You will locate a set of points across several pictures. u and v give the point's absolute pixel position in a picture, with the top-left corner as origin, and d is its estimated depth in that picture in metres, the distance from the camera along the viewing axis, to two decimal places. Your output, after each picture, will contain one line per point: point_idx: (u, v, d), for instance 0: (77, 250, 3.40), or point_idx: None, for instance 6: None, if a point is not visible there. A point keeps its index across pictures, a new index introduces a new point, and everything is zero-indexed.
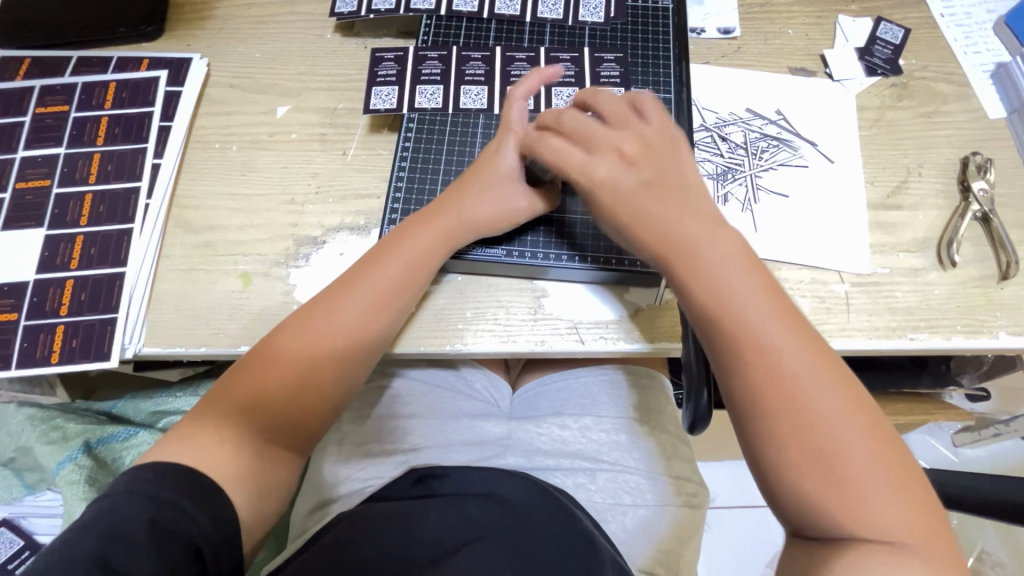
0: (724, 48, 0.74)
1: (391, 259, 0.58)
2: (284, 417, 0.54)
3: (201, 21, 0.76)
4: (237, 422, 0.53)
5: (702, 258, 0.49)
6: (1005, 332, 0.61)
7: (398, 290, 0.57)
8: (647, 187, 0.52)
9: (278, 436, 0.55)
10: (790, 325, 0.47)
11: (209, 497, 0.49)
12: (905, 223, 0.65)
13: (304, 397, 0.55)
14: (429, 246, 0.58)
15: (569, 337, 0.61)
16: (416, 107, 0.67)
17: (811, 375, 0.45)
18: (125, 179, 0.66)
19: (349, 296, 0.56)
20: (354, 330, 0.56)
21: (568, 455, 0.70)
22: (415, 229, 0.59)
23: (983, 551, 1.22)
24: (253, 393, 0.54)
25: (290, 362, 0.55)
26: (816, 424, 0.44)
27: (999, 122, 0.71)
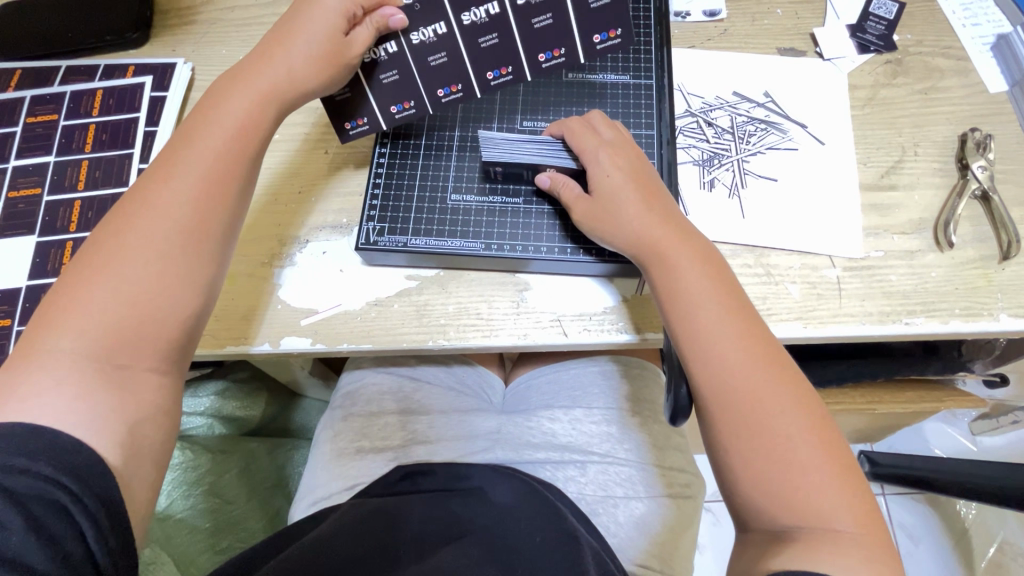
0: (710, 31, 0.72)
1: (201, 133, 0.51)
2: (119, 340, 0.45)
3: (186, 26, 0.77)
4: (67, 357, 0.44)
5: (677, 266, 0.53)
6: (1006, 314, 0.58)
7: (220, 157, 0.51)
8: (632, 199, 0.55)
9: (135, 357, 0.46)
10: (756, 329, 0.51)
11: (73, 461, 0.41)
12: (900, 204, 0.63)
13: (150, 298, 0.46)
14: (244, 112, 0.53)
15: (552, 329, 0.60)
16: (392, 116, 0.62)
17: (770, 380, 0.48)
18: (113, 184, 0.67)
19: (164, 184, 0.49)
20: (186, 208, 0.49)
21: (557, 448, 0.69)
22: (219, 97, 0.53)
23: (1005, 541, 1.20)
24: (79, 318, 0.45)
25: (116, 275, 0.46)
26: (760, 416, 0.47)
27: (1000, 96, 0.68)
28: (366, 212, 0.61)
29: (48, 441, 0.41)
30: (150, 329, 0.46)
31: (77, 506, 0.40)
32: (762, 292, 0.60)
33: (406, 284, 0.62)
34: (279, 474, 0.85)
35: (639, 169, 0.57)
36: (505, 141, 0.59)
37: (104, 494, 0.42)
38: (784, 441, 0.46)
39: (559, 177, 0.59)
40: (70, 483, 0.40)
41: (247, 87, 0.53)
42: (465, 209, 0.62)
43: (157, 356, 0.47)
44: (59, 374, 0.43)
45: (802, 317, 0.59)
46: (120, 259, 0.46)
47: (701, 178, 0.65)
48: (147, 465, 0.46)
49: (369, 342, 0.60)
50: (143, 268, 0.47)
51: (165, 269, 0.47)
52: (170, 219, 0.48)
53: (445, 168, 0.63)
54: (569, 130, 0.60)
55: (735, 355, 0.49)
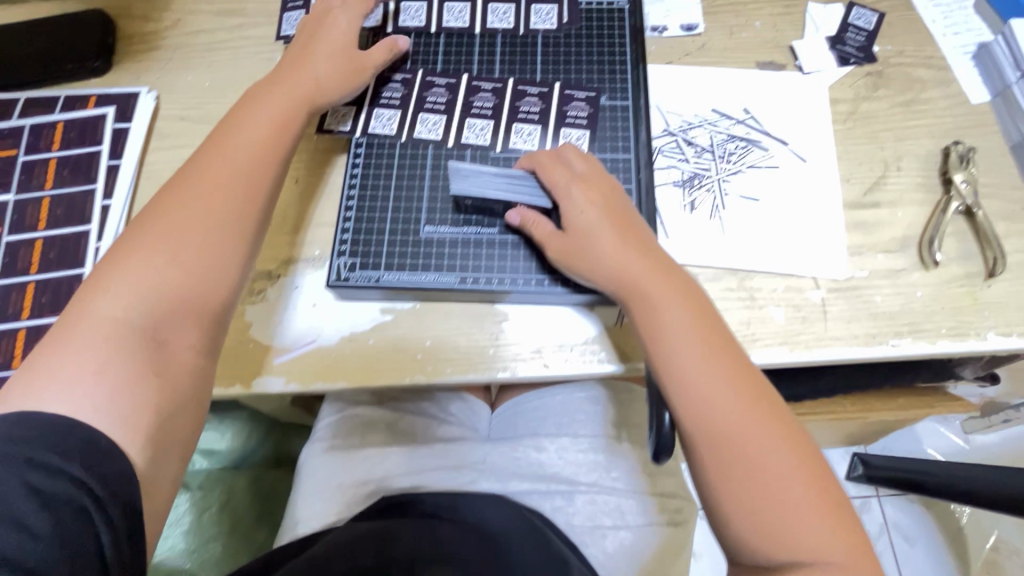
0: (688, 46, 0.71)
1: (239, 130, 0.55)
2: (168, 312, 0.47)
3: (149, 53, 0.75)
4: (104, 336, 0.44)
5: (657, 304, 0.51)
6: (993, 332, 0.57)
7: (256, 149, 0.54)
8: (609, 234, 0.54)
9: (178, 332, 0.47)
10: (744, 370, 0.49)
11: (103, 452, 0.40)
12: (884, 222, 0.62)
13: (190, 268, 0.49)
14: (277, 108, 0.57)
15: (533, 362, 0.58)
16: (369, 132, 0.63)
17: (757, 419, 0.47)
18: (75, 222, 0.64)
19: (198, 173, 0.52)
20: (220, 191, 0.51)
21: (544, 479, 0.68)
22: (254, 105, 0.57)
23: (1000, 539, 1.22)
24: (117, 298, 0.46)
25: (163, 255, 0.48)
26: (753, 460, 0.46)
27: (983, 107, 0.67)
28: (336, 246, 0.59)
29: (67, 427, 0.40)
30: (194, 302, 0.48)
31: (83, 497, 0.38)
32: (745, 317, 0.59)
33: (381, 318, 0.60)
34: (264, 505, 0.82)
35: (615, 202, 0.56)
36: (473, 173, 0.58)
37: (113, 486, 0.40)
38: (778, 483, 0.45)
39: (530, 213, 0.57)
40: (98, 487, 0.39)
41: (280, 88, 0.58)
42: (440, 240, 0.59)
43: (200, 330, 0.49)
44: (103, 349, 0.44)
45: (787, 342, 0.58)
46: (160, 238, 0.49)
47: (682, 199, 0.64)
48: (174, 447, 0.45)
49: (344, 380, 0.59)
50: (191, 245, 0.49)
51: (202, 246, 0.49)
52: (208, 201, 0.51)
53: (418, 197, 0.61)
54: (539, 164, 0.58)
55: (729, 397, 0.48)
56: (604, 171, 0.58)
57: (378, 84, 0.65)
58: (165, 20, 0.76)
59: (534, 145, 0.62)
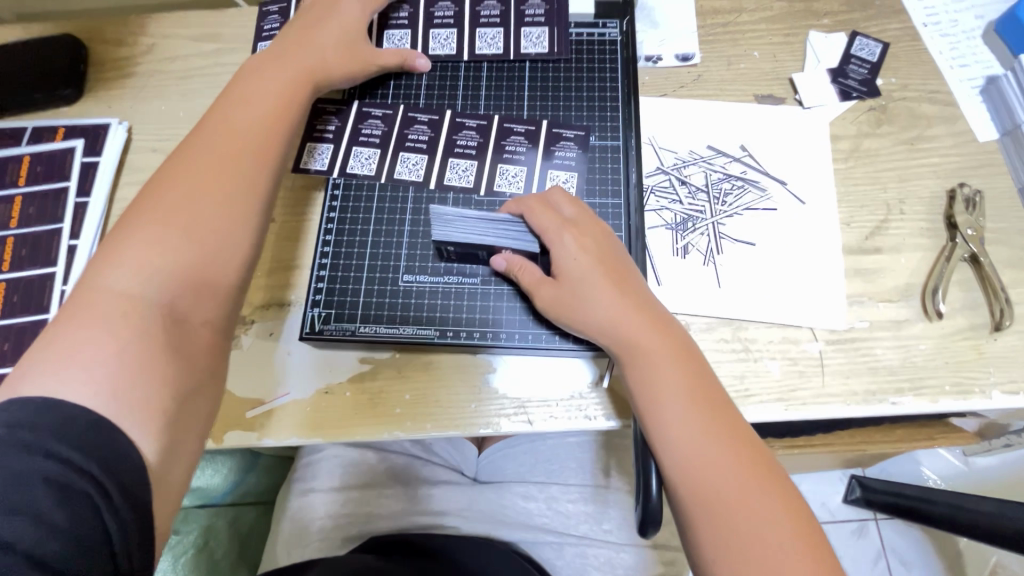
0: (683, 77, 0.68)
1: (247, 96, 0.51)
2: (185, 284, 0.42)
3: (121, 80, 0.72)
4: (113, 313, 0.38)
5: (651, 361, 0.48)
6: (999, 390, 0.55)
7: (267, 117, 0.50)
8: (602, 284, 0.51)
9: (195, 306, 0.42)
10: (741, 435, 0.47)
11: (119, 441, 0.34)
12: (885, 269, 0.59)
13: (207, 236, 0.44)
14: (288, 79, 0.53)
15: (517, 418, 0.56)
16: (346, 172, 0.61)
17: (755, 490, 0.44)
18: (40, 264, 0.62)
19: (206, 143, 0.47)
20: (236, 155, 0.47)
21: (531, 529, 0.66)
22: (258, 75, 0.53)
23: (999, 564, 1.20)
24: (127, 271, 0.40)
25: (173, 225, 0.43)
26: (755, 534, 0.43)
27: (990, 146, 0.64)
28: (310, 296, 0.58)
29: (81, 415, 0.34)
30: (211, 275, 0.43)
31: (100, 495, 0.32)
32: (738, 370, 0.56)
33: (358, 368, 0.57)
34: (242, 546, 0.80)
35: (608, 249, 0.53)
36: (457, 219, 0.53)
37: (130, 483, 0.34)
38: (780, 561, 0.42)
39: (515, 259, 0.55)
40: (109, 483, 0.33)
41: (287, 60, 0.54)
42: (419, 291, 0.57)
43: (216, 306, 0.44)
44: (115, 327, 0.38)
45: (783, 399, 0.55)
46: (168, 206, 0.43)
47: (674, 243, 0.61)
48: (194, 435, 0.40)
49: (319, 436, 0.56)
50: (206, 214, 0.44)
51: (219, 214, 0.45)
52: (219, 171, 0.46)
53: (396, 246, 0.59)
54: (527, 208, 0.55)
55: (726, 465, 0.45)
56: (594, 217, 0.55)
57: (357, 120, 0.62)
58: (139, 45, 0.73)
59: (519, 188, 0.60)
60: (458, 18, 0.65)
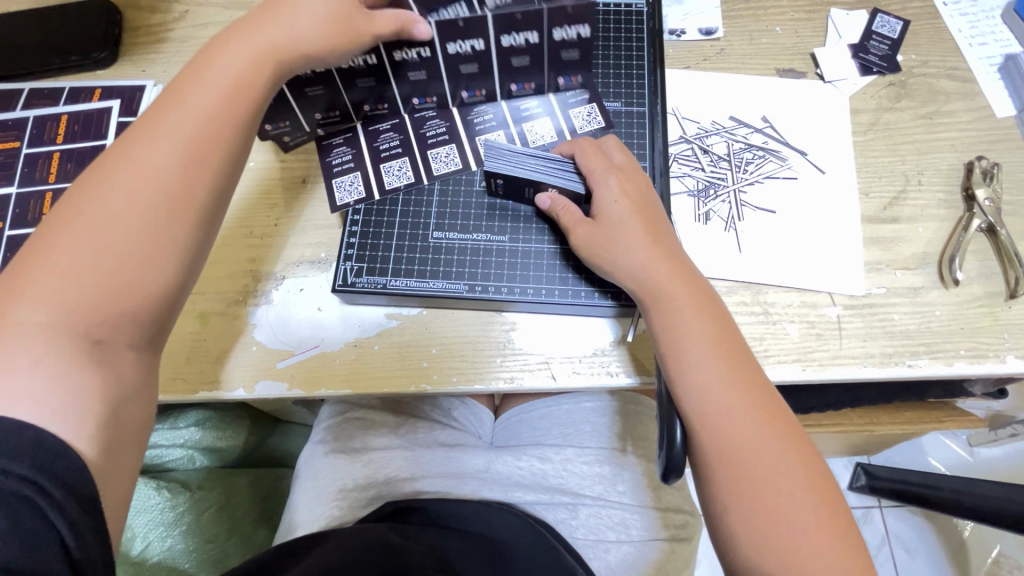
0: (706, 51, 0.69)
1: (189, 87, 0.47)
2: (100, 307, 0.41)
3: (156, 44, 0.73)
4: (41, 333, 0.39)
5: (682, 307, 0.50)
6: (1013, 355, 0.56)
7: (209, 118, 0.46)
8: (637, 233, 0.52)
9: (115, 331, 0.42)
10: (762, 386, 0.48)
11: (48, 453, 0.36)
12: (902, 238, 0.60)
13: (132, 252, 0.42)
14: (240, 70, 0.48)
15: (541, 373, 0.57)
16: (380, 157, 0.62)
17: (773, 438, 0.46)
18: None
19: (145, 141, 0.45)
20: (172, 166, 0.44)
21: (547, 489, 0.67)
22: (210, 59, 0.48)
23: (1002, 554, 1.21)
24: (50, 286, 0.40)
25: (93, 240, 0.42)
26: (765, 476, 0.45)
27: (1008, 121, 0.65)
28: (343, 251, 0.59)
29: (8, 427, 0.36)
30: (134, 297, 0.42)
31: (37, 493, 0.35)
32: (758, 332, 0.57)
33: (386, 323, 0.59)
34: (260, 505, 0.82)
35: (648, 201, 0.54)
36: (510, 153, 0.56)
37: (68, 480, 0.37)
38: (788, 505, 0.44)
39: (559, 198, 0.56)
40: (51, 487, 0.36)
41: (247, 37, 0.49)
42: (448, 247, 0.59)
43: (136, 331, 0.43)
44: (33, 353, 0.38)
45: (801, 359, 0.56)
46: (101, 215, 0.42)
47: (696, 210, 0.62)
48: (127, 447, 0.42)
49: (348, 388, 0.57)
50: (131, 231, 0.43)
51: (147, 233, 0.43)
52: (152, 181, 0.44)
53: (427, 204, 0.61)
54: (578, 151, 0.57)
55: (747, 415, 0.47)
56: (636, 166, 0.57)
57: (370, 140, 0.62)
58: (173, 11, 0.75)
59: (551, 137, 0.62)
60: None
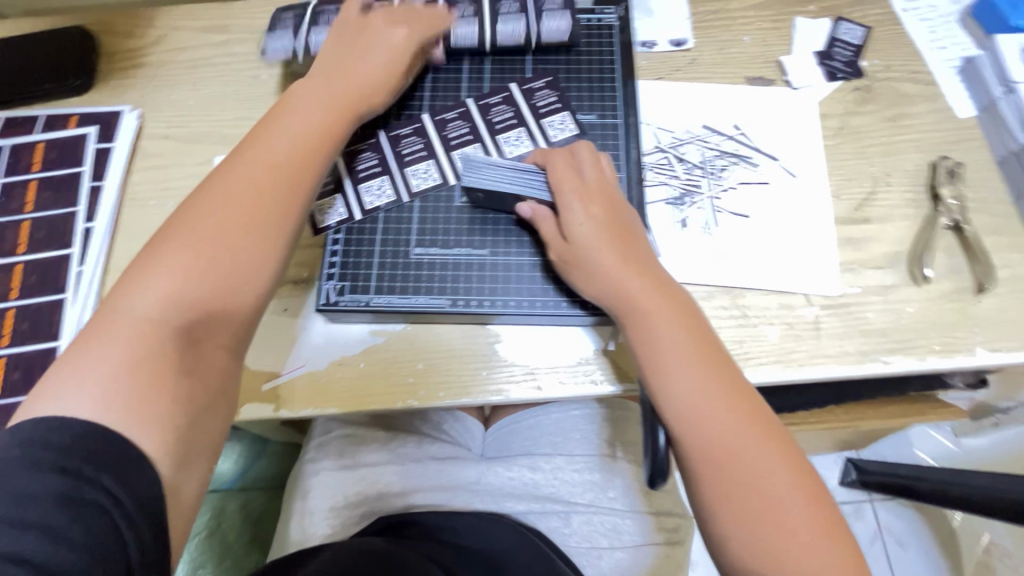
0: (678, 61, 0.71)
1: (282, 123, 0.53)
2: (201, 307, 0.43)
3: (132, 70, 0.73)
4: (146, 330, 0.41)
5: (653, 320, 0.51)
6: (983, 348, 0.58)
7: (295, 143, 0.52)
8: (607, 248, 0.53)
9: (209, 331, 0.43)
10: (739, 392, 0.49)
11: (127, 462, 0.36)
12: (873, 238, 0.62)
13: (229, 260, 0.45)
14: (320, 108, 0.54)
15: (526, 384, 0.58)
16: (357, 177, 0.62)
17: (753, 445, 0.47)
18: (56, 246, 0.63)
19: (241, 164, 0.49)
20: (256, 186, 0.48)
21: (539, 499, 0.67)
22: (303, 97, 0.55)
23: (992, 543, 1.22)
24: (156, 288, 0.42)
25: (198, 244, 0.44)
26: (748, 481, 0.46)
27: (969, 121, 0.67)
28: (325, 271, 0.59)
29: (99, 434, 0.36)
30: (228, 300, 0.44)
31: (114, 508, 0.34)
32: (738, 335, 0.58)
33: (371, 340, 0.59)
34: (253, 528, 0.80)
35: (619, 214, 0.56)
36: (487, 166, 0.57)
37: (143, 495, 0.36)
38: (776, 506, 0.45)
39: (538, 210, 0.57)
40: (127, 502, 0.35)
41: (332, 85, 0.56)
42: (430, 262, 0.60)
43: (227, 333, 0.45)
44: (137, 348, 0.40)
45: (781, 360, 0.58)
46: (206, 226, 0.45)
47: (673, 217, 0.63)
48: (201, 444, 0.41)
49: (335, 407, 0.57)
50: (230, 241, 0.45)
51: (245, 242, 0.46)
52: (249, 197, 0.47)
53: (407, 220, 0.61)
54: (550, 167, 0.58)
55: (726, 422, 0.47)
56: (605, 178, 0.58)
57: (347, 160, 0.63)
58: (149, 36, 0.75)
59: (526, 147, 0.63)
60: (479, 8, 0.66)
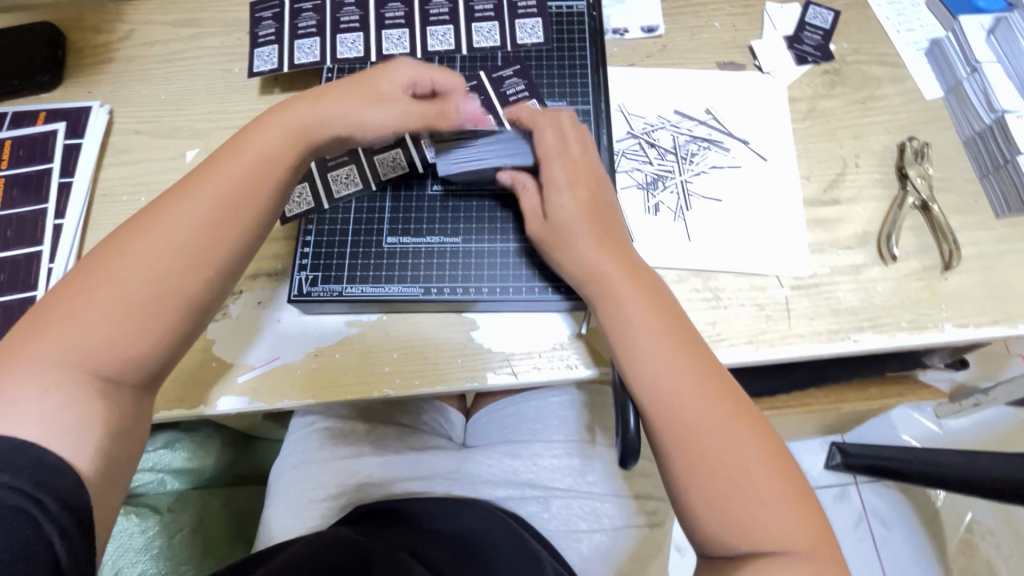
0: (649, 48, 0.71)
1: (234, 151, 0.48)
2: (108, 354, 0.40)
3: (101, 65, 0.73)
4: (50, 370, 0.38)
5: (626, 303, 0.51)
6: (950, 324, 0.59)
7: (251, 177, 0.47)
8: (585, 228, 0.54)
9: (123, 371, 0.41)
10: (715, 373, 0.49)
11: (46, 468, 0.36)
12: (843, 218, 0.63)
13: (149, 306, 0.41)
14: (286, 135, 0.49)
15: (502, 370, 0.58)
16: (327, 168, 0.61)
17: (724, 424, 0.47)
18: (25, 243, 0.62)
19: (183, 196, 0.45)
20: (185, 226, 0.44)
21: (518, 485, 0.68)
22: (264, 124, 0.50)
23: (973, 521, 1.25)
24: (68, 327, 0.39)
25: (112, 283, 0.41)
26: (718, 460, 0.46)
27: (936, 102, 0.68)
28: (298, 261, 0.59)
29: (11, 448, 0.35)
30: (141, 344, 0.41)
31: (33, 506, 0.34)
32: (710, 317, 0.59)
33: (347, 330, 0.60)
34: (237, 523, 0.81)
35: (598, 195, 0.55)
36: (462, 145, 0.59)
37: (66, 498, 0.36)
38: (744, 483, 0.45)
39: (517, 179, 0.58)
40: (48, 501, 0.35)
41: (293, 114, 0.50)
42: (403, 251, 0.60)
43: (142, 374, 0.42)
44: (42, 387, 0.38)
45: (752, 341, 0.58)
46: (128, 263, 0.42)
47: (646, 202, 0.64)
48: (120, 477, 0.41)
49: (311, 396, 0.57)
50: (148, 287, 0.42)
51: (164, 287, 0.42)
52: (180, 236, 0.43)
53: (379, 209, 0.61)
54: (540, 132, 0.57)
55: (698, 401, 0.48)
56: (590, 154, 0.57)
57: None
58: (118, 31, 0.74)
59: None
60: (454, 14, 0.68)
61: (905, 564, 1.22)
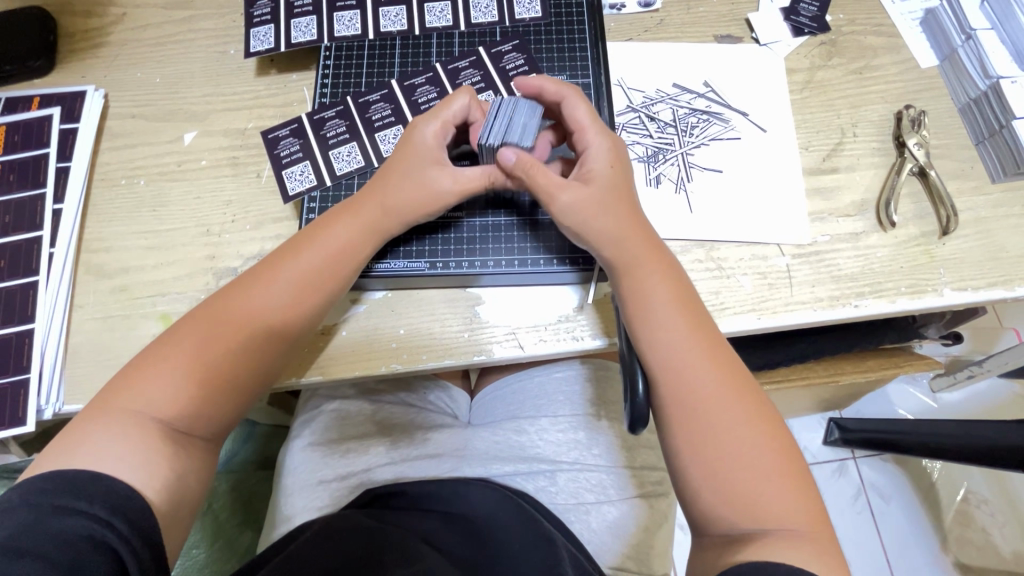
0: (647, 22, 0.71)
1: (310, 239, 0.53)
2: (186, 415, 0.47)
3: (94, 49, 0.72)
4: (136, 426, 0.45)
5: (645, 280, 0.52)
6: (949, 288, 0.59)
7: (320, 271, 0.52)
8: (610, 205, 0.53)
9: (194, 426, 0.47)
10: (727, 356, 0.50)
11: (115, 496, 0.41)
12: (843, 186, 0.64)
13: (226, 381, 0.48)
14: (359, 232, 0.54)
15: (509, 343, 0.58)
16: (330, 148, 0.63)
17: (732, 404, 0.48)
18: (25, 229, 0.62)
19: (265, 283, 0.51)
20: (261, 311, 0.50)
21: (525, 459, 0.68)
22: (338, 214, 0.54)
23: (970, 491, 1.27)
24: (155, 392, 0.46)
25: (194, 359, 0.48)
26: (722, 438, 0.47)
27: (931, 71, 0.69)
28: None
29: (86, 479, 0.41)
30: (212, 411, 0.48)
31: (107, 529, 0.40)
32: (713, 287, 0.60)
33: (353, 308, 0.59)
34: (245, 508, 0.80)
35: (625, 174, 0.55)
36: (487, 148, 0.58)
37: (135, 521, 0.41)
38: (744, 460, 0.46)
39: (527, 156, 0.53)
40: (120, 525, 0.40)
41: (358, 208, 0.54)
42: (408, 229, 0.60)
43: (211, 430, 0.49)
44: (125, 438, 0.44)
45: (755, 309, 0.59)
46: (214, 341, 0.48)
47: (647, 174, 0.64)
48: (186, 511, 0.46)
49: (317, 373, 0.57)
50: (227, 366, 0.48)
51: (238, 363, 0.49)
52: (256, 319, 0.50)
53: None
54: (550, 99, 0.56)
55: (711, 379, 0.48)
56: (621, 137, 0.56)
57: (316, 130, 0.64)
58: (109, 15, 0.73)
59: None
60: None
61: (903, 535, 1.24)
